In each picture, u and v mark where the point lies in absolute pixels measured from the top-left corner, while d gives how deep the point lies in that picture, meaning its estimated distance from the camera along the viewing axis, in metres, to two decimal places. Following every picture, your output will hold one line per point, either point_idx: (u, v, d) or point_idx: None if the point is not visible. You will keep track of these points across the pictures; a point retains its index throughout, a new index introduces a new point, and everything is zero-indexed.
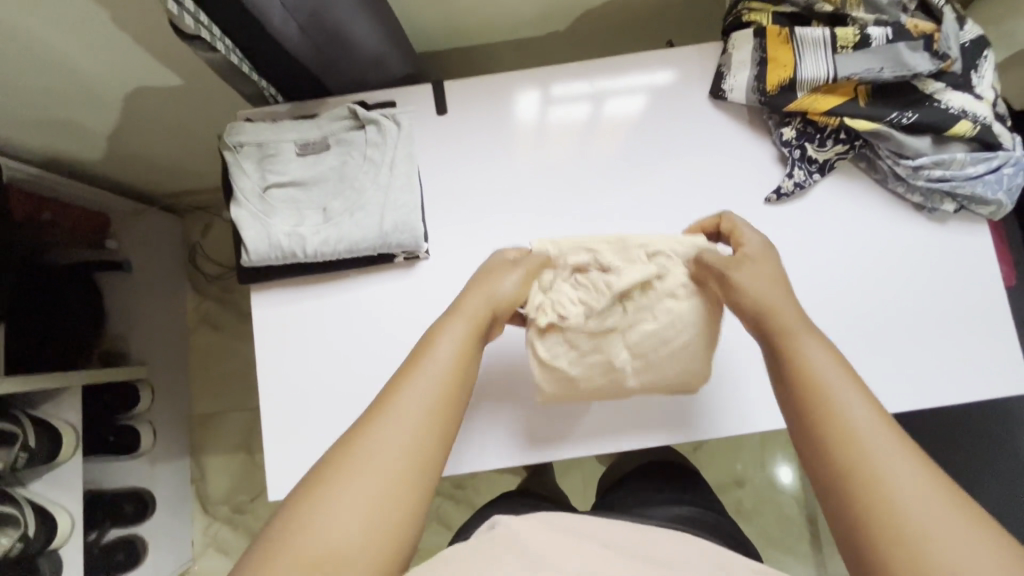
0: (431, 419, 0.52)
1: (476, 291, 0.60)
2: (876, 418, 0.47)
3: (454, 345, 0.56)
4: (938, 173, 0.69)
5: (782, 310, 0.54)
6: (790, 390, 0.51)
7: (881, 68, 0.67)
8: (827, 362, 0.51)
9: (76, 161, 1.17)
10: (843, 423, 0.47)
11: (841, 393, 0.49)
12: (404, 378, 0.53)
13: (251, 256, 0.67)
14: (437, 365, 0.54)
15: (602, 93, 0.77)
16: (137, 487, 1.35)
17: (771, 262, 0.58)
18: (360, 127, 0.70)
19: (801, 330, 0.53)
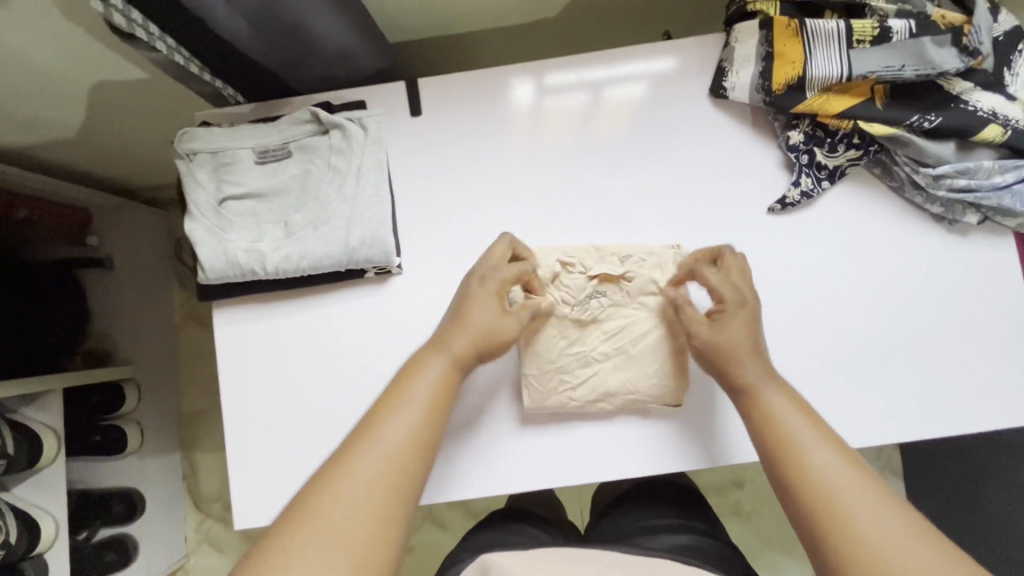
0: (413, 454, 0.50)
1: (461, 326, 0.59)
2: (845, 468, 0.49)
3: (433, 384, 0.55)
4: (962, 183, 0.62)
5: (743, 355, 0.57)
6: (767, 446, 0.53)
7: (901, 66, 0.60)
8: (794, 415, 0.53)
9: (44, 157, 1.08)
10: (817, 476, 0.49)
11: (808, 447, 0.51)
12: (384, 413, 0.51)
13: (209, 275, 0.63)
14: (416, 398, 0.53)
15: (593, 91, 0.70)
16: (129, 487, 1.29)
17: (741, 301, 0.59)
18: (324, 131, 0.65)
19: (760, 382, 0.56)
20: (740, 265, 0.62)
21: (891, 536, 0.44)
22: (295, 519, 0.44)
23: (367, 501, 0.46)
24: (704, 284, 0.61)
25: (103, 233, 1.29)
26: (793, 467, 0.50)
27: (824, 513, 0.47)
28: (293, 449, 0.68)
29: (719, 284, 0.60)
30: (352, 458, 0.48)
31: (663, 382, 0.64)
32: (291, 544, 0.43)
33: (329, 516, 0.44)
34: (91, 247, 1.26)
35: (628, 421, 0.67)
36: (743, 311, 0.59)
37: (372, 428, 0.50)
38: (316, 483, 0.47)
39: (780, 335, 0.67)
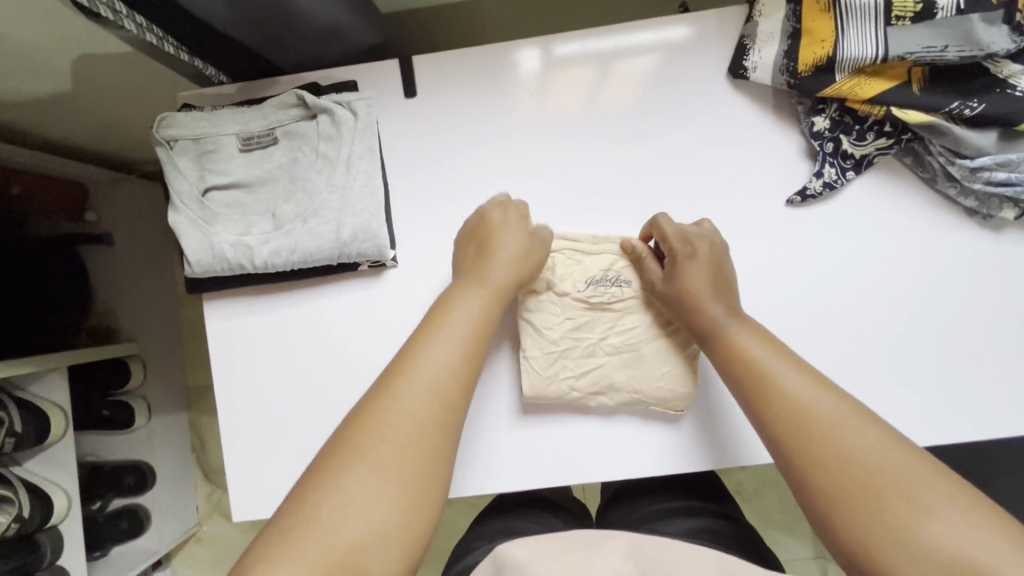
0: (455, 385, 0.48)
1: (493, 258, 0.56)
2: (836, 407, 0.47)
3: (472, 311, 0.53)
4: (1002, 176, 0.57)
5: (705, 296, 0.56)
6: (749, 389, 0.51)
7: (944, 46, 0.54)
8: (779, 364, 0.51)
9: (51, 135, 0.99)
10: (809, 420, 0.47)
11: (805, 395, 0.48)
12: (421, 341, 0.50)
13: (195, 269, 0.61)
14: (452, 326, 0.51)
15: (603, 66, 0.65)
16: (138, 460, 1.24)
17: (695, 243, 0.59)
18: (311, 116, 0.62)
19: (725, 323, 0.55)
20: (676, 230, 0.60)
21: (856, 438, 0.45)
22: (342, 451, 0.43)
23: (413, 434, 0.44)
24: (661, 234, 0.60)
25: (99, 207, 1.18)
26: (765, 389, 0.50)
27: (791, 425, 0.47)
28: (284, 449, 0.65)
29: (671, 232, 0.59)
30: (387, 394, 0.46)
31: (669, 386, 0.62)
32: (335, 477, 0.42)
33: (376, 447, 0.43)
34: (87, 223, 1.16)
35: (628, 421, 0.64)
36: (695, 259, 0.58)
37: (410, 358, 0.48)
38: (351, 422, 0.45)
39: (793, 336, 0.63)
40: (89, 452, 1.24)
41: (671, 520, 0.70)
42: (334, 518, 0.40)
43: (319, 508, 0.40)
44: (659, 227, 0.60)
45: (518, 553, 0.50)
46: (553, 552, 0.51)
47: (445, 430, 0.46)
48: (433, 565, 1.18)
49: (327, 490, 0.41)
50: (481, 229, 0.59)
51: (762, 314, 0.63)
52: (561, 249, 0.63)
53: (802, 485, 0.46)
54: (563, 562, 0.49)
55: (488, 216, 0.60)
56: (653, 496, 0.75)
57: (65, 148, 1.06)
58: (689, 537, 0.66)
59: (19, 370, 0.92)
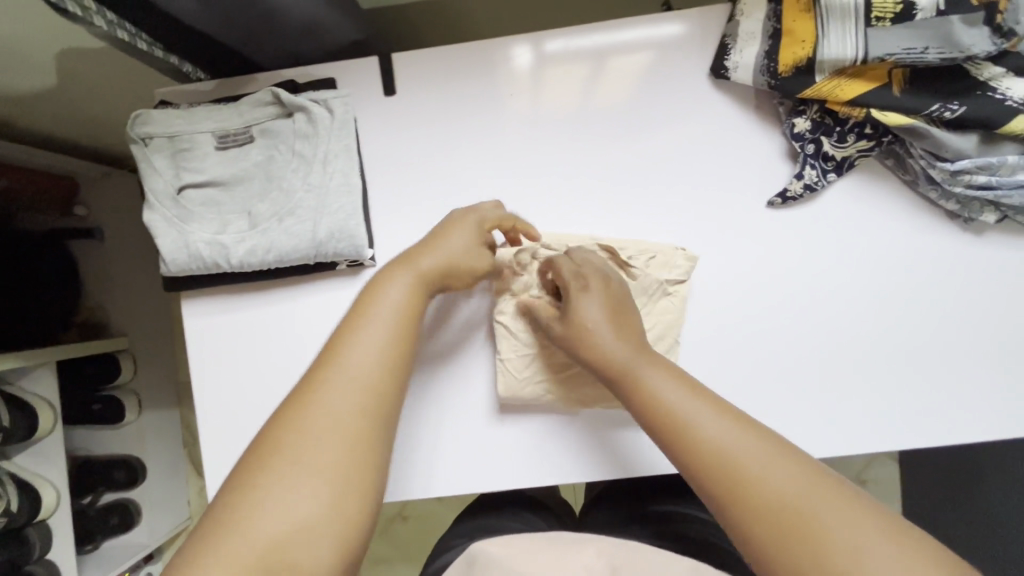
0: (383, 382, 0.46)
1: (434, 246, 0.55)
2: (745, 439, 0.45)
3: (402, 299, 0.51)
4: (982, 180, 0.57)
5: (605, 339, 0.54)
6: (654, 428, 0.49)
7: (924, 48, 0.54)
8: (675, 392, 0.50)
9: (40, 132, 0.99)
10: (721, 454, 0.45)
11: (715, 432, 0.46)
12: (346, 334, 0.48)
13: (170, 268, 0.60)
14: (378, 315, 0.49)
15: (585, 64, 0.64)
16: (127, 454, 1.23)
17: (594, 279, 0.57)
18: (288, 115, 0.61)
19: (631, 363, 0.52)
20: (587, 255, 0.59)
21: (770, 471, 0.43)
22: (263, 456, 0.42)
23: (332, 436, 0.43)
24: (557, 275, 0.58)
25: (90, 202, 1.19)
26: (678, 433, 0.47)
27: (708, 468, 0.45)
28: None
29: (568, 271, 0.57)
30: (308, 399, 0.45)
31: None
32: (257, 488, 0.41)
33: (294, 453, 0.42)
34: (78, 217, 1.18)
35: (607, 424, 0.64)
36: (589, 293, 0.56)
37: (335, 353, 0.47)
38: (271, 432, 0.44)
39: (772, 339, 0.62)
40: (78, 447, 1.24)
41: (653, 522, 0.71)
42: (248, 527, 0.39)
43: (235, 519, 0.40)
44: (556, 268, 0.58)
45: (493, 550, 0.50)
46: (526, 549, 0.50)
47: (366, 433, 0.44)
48: (421, 561, 1.18)
49: (244, 500, 0.41)
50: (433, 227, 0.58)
51: (741, 316, 0.63)
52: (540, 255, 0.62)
53: (728, 526, 0.44)
54: (538, 559, 0.49)
55: (456, 216, 0.59)
56: (639, 498, 0.75)
57: (56, 144, 1.05)
58: (661, 541, 0.68)
59: (7, 365, 0.91)
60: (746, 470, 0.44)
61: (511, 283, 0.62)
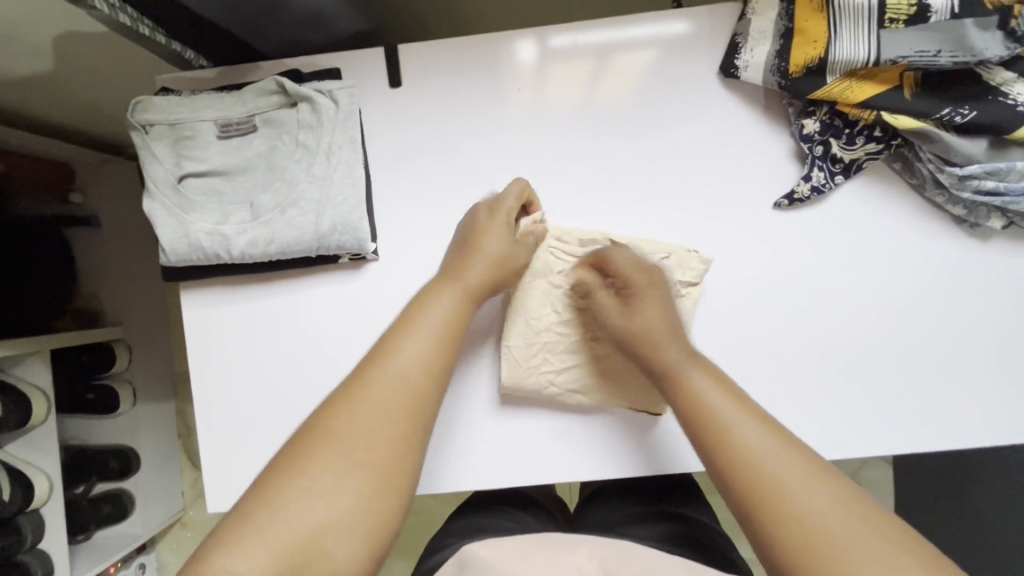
0: (424, 391, 0.46)
1: (474, 256, 0.55)
2: (786, 453, 0.45)
3: (447, 307, 0.51)
4: (991, 185, 0.56)
5: (659, 337, 0.53)
6: (697, 432, 0.48)
7: (937, 51, 0.53)
8: (721, 398, 0.49)
9: (38, 118, 0.97)
10: (764, 466, 0.44)
11: (758, 442, 0.45)
12: (392, 338, 0.48)
13: (170, 257, 0.60)
14: (426, 323, 0.49)
15: (594, 60, 0.63)
16: (122, 445, 1.22)
17: (653, 277, 0.57)
18: (292, 104, 0.60)
19: (682, 365, 0.51)
20: (634, 255, 0.59)
21: (805, 486, 0.43)
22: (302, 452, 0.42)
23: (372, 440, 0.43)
24: (614, 266, 0.58)
25: (87, 189, 1.17)
26: (721, 440, 0.46)
27: (746, 478, 0.44)
28: (261, 442, 0.64)
29: (625, 266, 0.58)
30: (354, 395, 0.44)
31: (649, 389, 0.61)
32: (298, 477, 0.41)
33: (333, 453, 0.42)
34: (74, 204, 1.16)
35: (608, 422, 0.63)
36: (652, 290, 0.56)
37: (381, 356, 0.47)
38: (310, 431, 0.43)
39: (774, 340, 0.62)
40: (73, 436, 1.23)
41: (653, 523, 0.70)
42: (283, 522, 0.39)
43: (269, 513, 0.39)
44: (609, 261, 0.59)
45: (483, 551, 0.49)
46: (525, 548, 0.50)
47: (404, 441, 0.44)
48: (416, 556, 1.18)
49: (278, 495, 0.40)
50: (468, 227, 0.57)
51: (745, 317, 0.62)
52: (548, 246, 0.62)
53: (759, 540, 0.43)
54: (528, 560, 0.49)
55: (482, 212, 0.58)
56: (639, 500, 0.75)
57: (53, 131, 1.03)
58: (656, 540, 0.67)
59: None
60: (784, 482, 0.43)
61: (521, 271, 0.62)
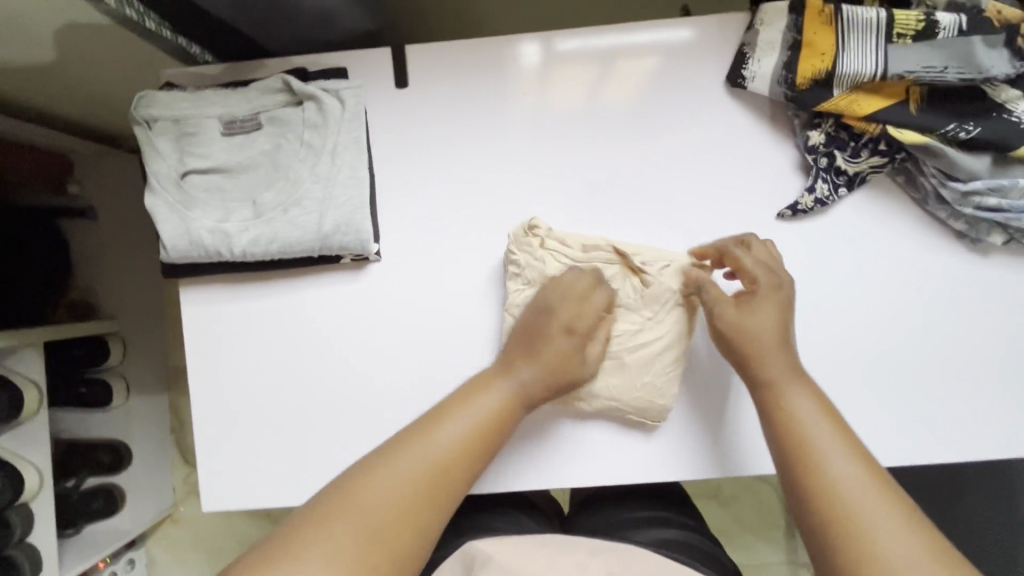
0: (444, 481, 0.48)
1: (545, 338, 0.57)
2: (872, 496, 0.45)
3: (494, 403, 0.53)
4: (993, 202, 0.57)
5: (769, 347, 0.54)
6: (785, 454, 0.50)
7: (944, 67, 0.53)
8: (814, 417, 0.51)
9: (38, 110, 0.96)
10: (844, 496, 0.45)
11: (843, 473, 0.47)
12: (437, 420, 0.51)
13: (171, 254, 0.59)
14: (469, 415, 0.52)
15: (602, 65, 0.63)
16: (114, 439, 1.21)
17: (779, 283, 0.57)
18: (297, 103, 0.60)
19: (783, 378, 0.53)
20: (767, 248, 0.60)
21: (897, 537, 0.42)
22: (330, 510, 0.44)
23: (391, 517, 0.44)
24: (736, 264, 0.58)
25: (84, 180, 1.15)
26: (810, 466, 0.48)
27: (830, 509, 0.45)
28: (258, 440, 0.64)
29: (752, 264, 0.58)
30: (389, 462, 0.47)
31: (649, 397, 0.61)
32: (331, 518, 0.43)
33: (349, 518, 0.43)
34: (71, 196, 1.14)
35: (604, 426, 0.63)
36: (776, 294, 0.57)
37: (423, 433, 0.50)
38: (340, 490, 0.45)
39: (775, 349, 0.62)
40: (64, 429, 1.22)
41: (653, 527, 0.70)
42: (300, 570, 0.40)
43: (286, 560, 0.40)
44: (735, 258, 0.58)
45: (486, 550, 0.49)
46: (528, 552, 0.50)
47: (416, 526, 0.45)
48: None
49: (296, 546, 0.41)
50: (543, 301, 0.59)
51: None
52: (548, 245, 0.62)
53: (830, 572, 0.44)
54: (531, 558, 0.49)
55: (563, 285, 0.59)
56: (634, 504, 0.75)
57: (52, 122, 1.02)
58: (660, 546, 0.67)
59: None
60: (866, 520, 0.44)
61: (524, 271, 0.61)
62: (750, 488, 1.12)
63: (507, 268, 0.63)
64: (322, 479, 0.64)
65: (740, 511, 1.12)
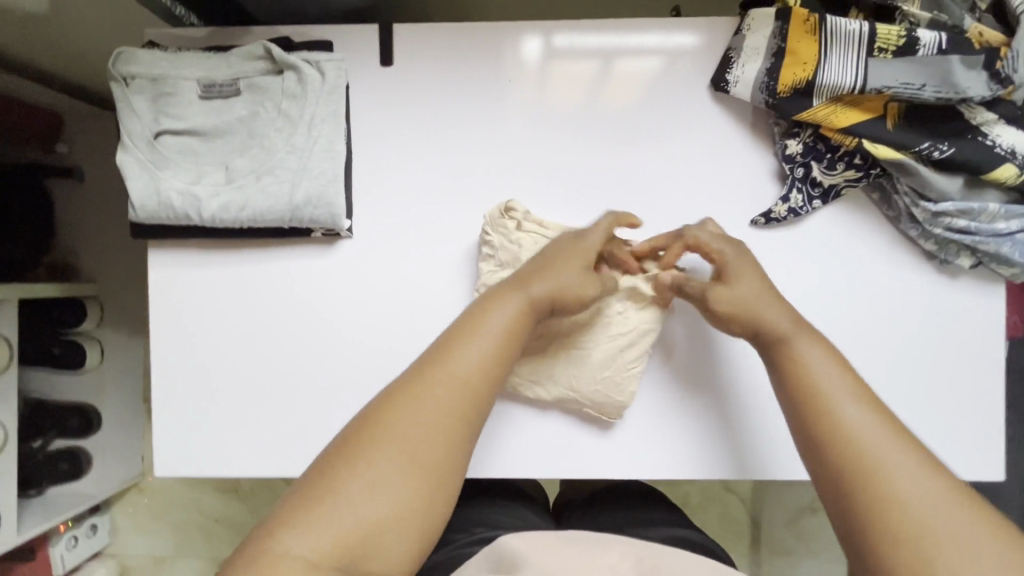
0: (473, 403, 0.45)
1: (547, 273, 0.53)
2: (887, 439, 0.42)
3: (508, 321, 0.49)
4: (961, 224, 0.57)
5: (764, 307, 0.52)
6: (796, 405, 0.47)
7: (922, 85, 0.54)
8: (825, 366, 0.47)
9: (30, 66, 0.95)
10: (852, 440, 0.43)
11: (857, 422, 0.43)
12: (453, 345, 0.47)
13: (139, 213, 0.59)
14: (483, 334, 0.48)
15: (588, 58, 0.63)
16: (84, 402, 1.20)
17: (737, 248, 0.56)
18: (277, 72, 0.60)
19: (790, 331, 0.50)
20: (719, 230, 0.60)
21: (912, 482, 0.40)
22: (360, 446, 0.41)
23: (428, 446, 0.42)
24: (696, 242, 0.57)
25: (74, 141, 1.15)
26: (818, 416, 0.45)
27: (837, 449, 0.43)
28: (216, 407, 0.64)
29: (708, 238, 0.57)
30: (413, 391, 0.44)
31: (609, 392, 0.61)
32: (370, 451, 0.41)
33: (385, 454, 0.41)
34: (61, 155, 1.13)
35: (561, 418, 0.63)
36: (744, 259, 0.55)
37: (440, 358, 0.46)
38: (363, 427, 0.42)
39: (739, 354, 0.63)
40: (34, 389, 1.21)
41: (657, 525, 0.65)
42: (342, 512, 0.38)
43: (325, 501, 0.38)
44: (695, 238, 0.57)
45: (513, 540, 0.44)
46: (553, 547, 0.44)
47: (455, 451, 0.43)
48: None
49: (331, 486, 0.39)
50: (558, 250, 0.55)
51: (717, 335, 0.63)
52: (525, 228, 0.61)
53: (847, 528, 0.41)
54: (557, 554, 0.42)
55: (566, 243, 0.56)
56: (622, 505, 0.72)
57: (43, 79, 1.01)
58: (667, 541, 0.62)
59: None
60: (880, 460, 0.41)
61: (500, 251, 0.61)
62: (717, 497, 1.12)
63: (480, 249, 0.63)
64: (277, 452, 0.63)
65: (707, 519, 1.12)
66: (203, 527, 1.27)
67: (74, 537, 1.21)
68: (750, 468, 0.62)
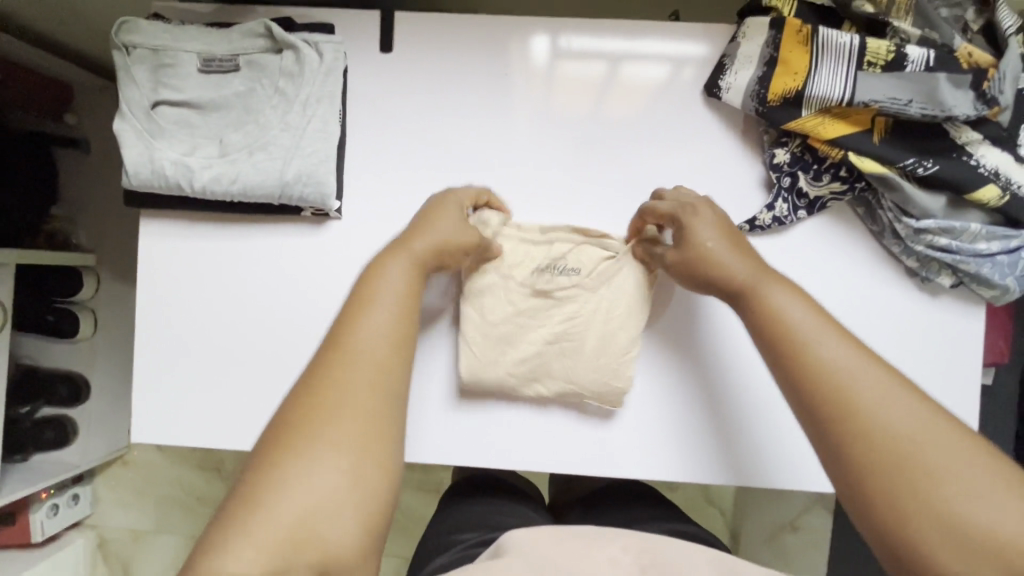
0: (394, 361, 0.43)
1: (427, 231, 0.53)
2: (864, 365, 0.42)
3: (408, 279, 0.48)
4: (943, 242, 0.58)
5: (725, 260, 0.51)
6: (771, 350, 0.46)
7: (909, 100, 0.54)
8: (795, 307, 0.46)
9: (43, 35, 0.97)
10: (830, 374, 0.42)
11: (836, 359, 0.42)
12: (354, 313, 0.45)
13: (131, 180, 0.59)
14: (386, 297, 0.46)
15: (584, 57, 0.64)
16: (75, 371, 1.20)
17: (707, 207, 0.55)
18: (276, 50, 0.61)
19: (754, 279, 0.49)
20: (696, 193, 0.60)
21: (893, 410, 0.40)
22: (291, 434, 0.38)
23: (356, 413, 0.40)
24: (654, 214, 0.58)
25: (82, 112, 1.16)
26: (793, 361, 0.44)
27: (823, 392, 0.42)
28: (194, 377, 0.64)
29: (664, 207, 0.57)
30: (327, 369, 0.41)
31: (584, 387, 0.61)
32: (303, 439, 0.38)
33: (319, 435, 0.38)
34: (69, 125, 1.15)
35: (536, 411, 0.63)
36: (700, 215, 0.55)
37: (347, 331, 0.43)
38: (286, 417, 0.39)
39: (729, 357, 0.63)
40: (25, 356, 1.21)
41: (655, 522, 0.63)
42: (279, 503, 0.36)
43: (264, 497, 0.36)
44: (653, 210, 0.58)
45: (519, 533, 0.44)
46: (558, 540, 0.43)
47: (385, 410, 0.41)
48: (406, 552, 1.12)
49: (268, 480, 0.36)
50: (428, 212, 0.55)
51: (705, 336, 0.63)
52: (506, 231, 0.62)
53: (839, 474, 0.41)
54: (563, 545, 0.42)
55: (437, 202, 0.57)
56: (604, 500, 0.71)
57: (57, 49, 1.03)
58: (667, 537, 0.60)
59: None
60: (861, 396, 0.40)
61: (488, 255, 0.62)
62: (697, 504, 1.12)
63: None
64: (253, 427, 0.64)
65: None
66: (184, 503, 1.27)
67: (55, 506, 1.21)
68: (720, 473, 0.62)
